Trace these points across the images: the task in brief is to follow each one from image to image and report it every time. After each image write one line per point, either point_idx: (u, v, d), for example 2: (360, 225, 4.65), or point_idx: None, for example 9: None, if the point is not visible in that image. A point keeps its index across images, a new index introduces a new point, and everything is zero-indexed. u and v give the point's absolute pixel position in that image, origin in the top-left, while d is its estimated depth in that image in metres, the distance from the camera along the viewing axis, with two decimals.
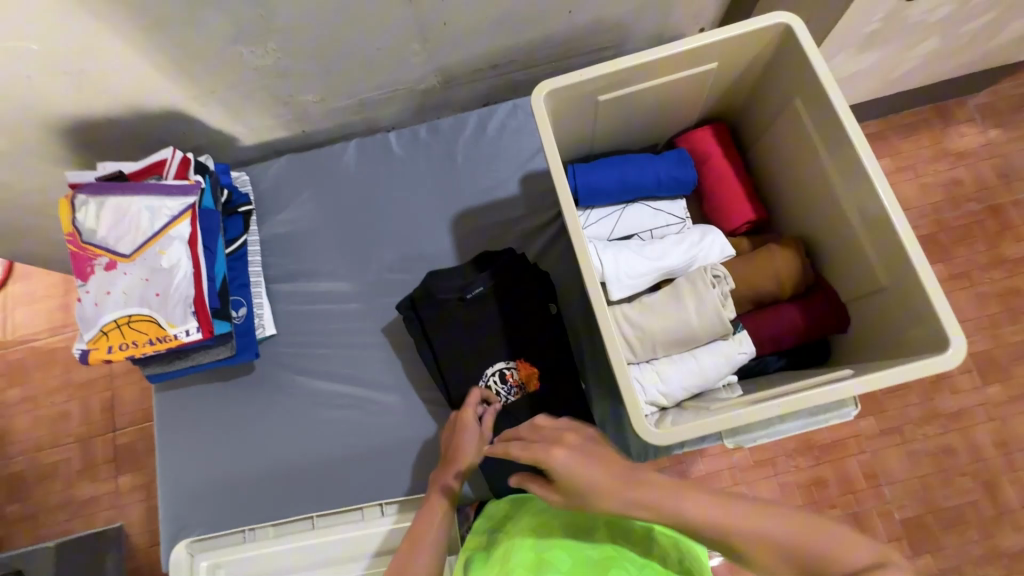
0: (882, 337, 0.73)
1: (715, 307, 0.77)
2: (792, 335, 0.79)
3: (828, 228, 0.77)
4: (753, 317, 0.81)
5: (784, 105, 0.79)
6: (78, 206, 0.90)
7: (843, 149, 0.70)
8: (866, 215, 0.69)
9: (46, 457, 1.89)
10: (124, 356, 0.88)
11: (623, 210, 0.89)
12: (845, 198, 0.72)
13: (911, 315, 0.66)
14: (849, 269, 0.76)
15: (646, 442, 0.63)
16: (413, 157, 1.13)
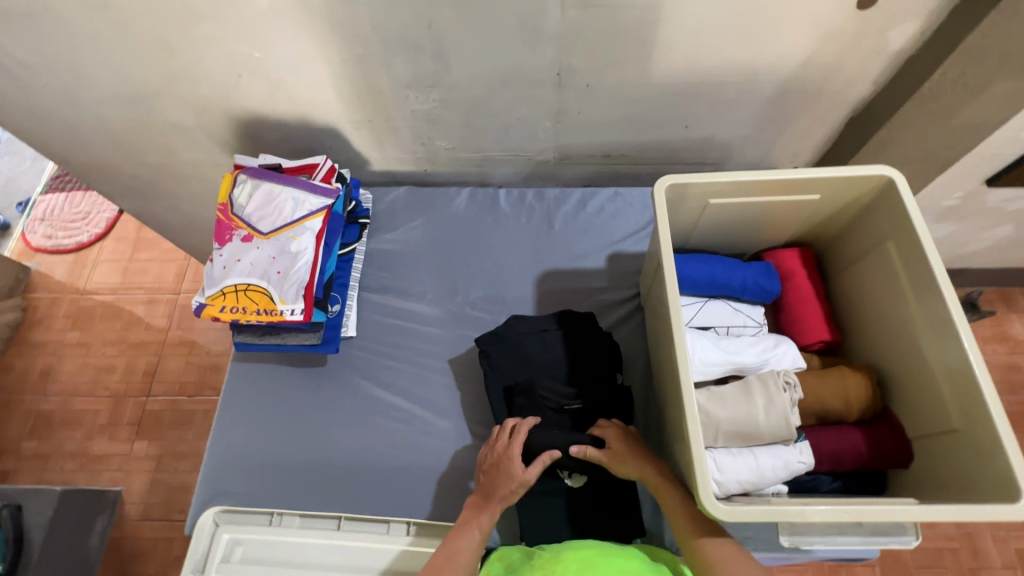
0: (946, 479, 0.74)
1: (782, 410, 0.81)
2: (853, 458, 0.82)
3: (904, 365, 0.82)
4: (815, 431, 0.84)
5: (875, 245, 0.87)
6: (237, 184, 1.04)
7: (928, 294, 0.77)
8: (946, 357, 0.74)
9: (78, 403, 1.95)
10: (230, 318, 0.97)
11: (704, 303, 0.97)
12: (926, 338, 0.77)
13: (983, 462, 0.68)
14: (921, 407, 0.79)
15: (707, 513, 0.67)
16: (516, 214, 1.26)
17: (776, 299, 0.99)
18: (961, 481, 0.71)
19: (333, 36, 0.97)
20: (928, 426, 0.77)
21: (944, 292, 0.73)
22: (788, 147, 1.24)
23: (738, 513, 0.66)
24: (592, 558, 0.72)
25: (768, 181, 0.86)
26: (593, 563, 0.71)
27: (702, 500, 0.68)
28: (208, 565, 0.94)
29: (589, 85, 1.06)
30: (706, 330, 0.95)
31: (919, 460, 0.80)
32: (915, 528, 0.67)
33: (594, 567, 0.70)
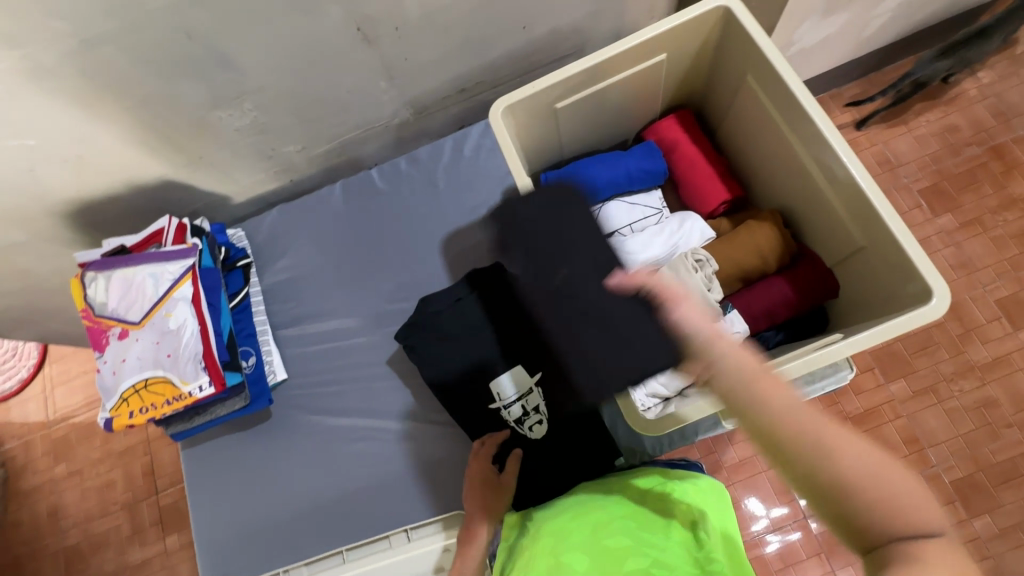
0: (870, 296, 0.72)
1: (699, 291, 0.76)
2: (785, 308, 0.79)
3: (803, 197, 0.77)
4: (741, 297, 0.81)
5: (739, 84, 0.80)
6: (88, 283, 0.95)
7: (799, 118, 0.71)
8: (834, 178, 0.69)
9: (95, 527, 1.88)
10: (145, 418, 0.92)
11: (599, 210, 0.89)
12: (810, 164, 0.72)
13: (895, 271, 0.66)
14: (830, 234, 0.76)
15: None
16: (397, 189, 1.17)
17: (670, 175, 0.93)
18: (883, 294, 0.69)
19: (97, 91, 0.84)
20: (841, 250, 0.74)
21: (810, 111, 0.68)
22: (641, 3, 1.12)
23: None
24: (567, 526, 0.71)
25: (604, 62, 0.77)
26: (568, 531, 0.70)
27: None
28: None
29: (399, 28, 0.93)
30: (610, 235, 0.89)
31: (846, 285, 0.77)
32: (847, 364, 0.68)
33: (568, 538, 0.68)
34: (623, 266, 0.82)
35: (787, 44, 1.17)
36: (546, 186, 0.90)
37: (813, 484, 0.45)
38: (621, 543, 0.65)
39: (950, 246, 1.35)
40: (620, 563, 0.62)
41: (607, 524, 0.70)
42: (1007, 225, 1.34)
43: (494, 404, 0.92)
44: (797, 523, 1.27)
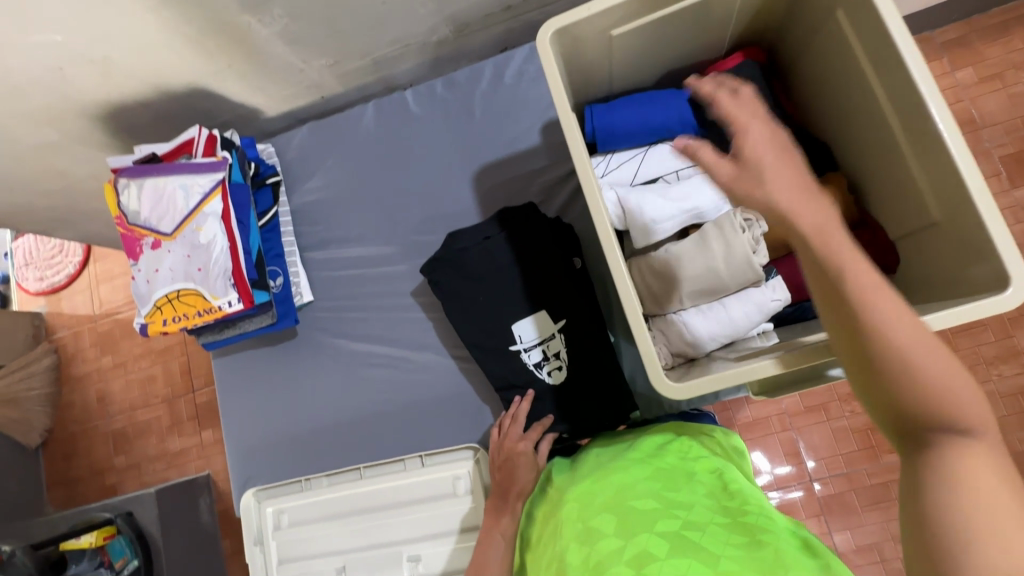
0: (931, 276, 0.66)
1: (743, 253, 0.72)
2: None
3: (878, 158, 0.69)
4: (788, 261, 0.76)
5: (825, 18, 0.70)
6: (122, 190, 0.95)
7: (890, 66, 0.61)
8: (917, 141, 0.61)
9: (140, 414, 2.04)
10: (178, 327, 0.95)
11: (646, 152, 0.85)
12: (892, 122, 0.64)
13: (967, 252, 0.59)
14: (898, 203, 0.68)
15: (662, 396, 0.62)
16: (431, 115, 1.11)
17: None
18: (948, 276, 0.63)
19: None
20: (908, 225, 0.67)
21: (905, 58, 0.59)
22: None
23: (696, 389, 0.61)
24: (590, 491, 0.71)
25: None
26: (591, 497, 0.70)
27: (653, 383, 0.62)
28: (265, 536, 1.04)
29: None
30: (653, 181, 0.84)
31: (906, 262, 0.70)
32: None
33: (593, 503, 0.69)
34: (665, 214, 0.78)
35: None
36: (590, 121, 0.84)
37: (884, 368, 0.45)
38: (651, 505, 0.65)
39: None
40: (652, 523, 0.63)
41: (632, 483, 0.69)
42: None
43: (514, 346, 0.92)
44: (803, 485, 1.29)
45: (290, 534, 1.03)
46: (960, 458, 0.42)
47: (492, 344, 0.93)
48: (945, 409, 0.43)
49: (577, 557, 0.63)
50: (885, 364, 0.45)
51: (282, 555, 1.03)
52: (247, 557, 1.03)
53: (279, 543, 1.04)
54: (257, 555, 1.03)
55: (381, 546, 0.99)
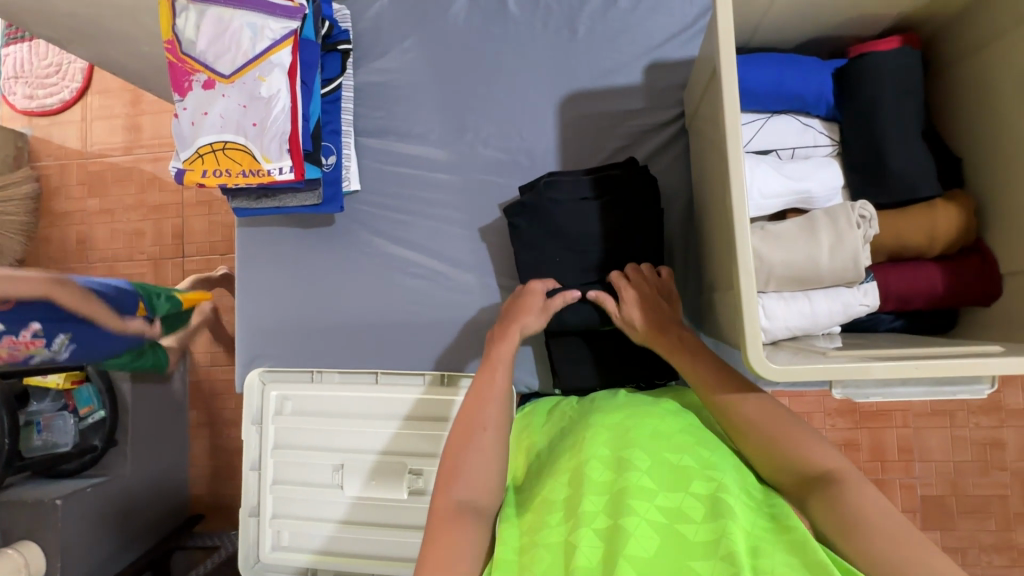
0: None
1: (852, 250, 0.69)
2: (923, 298, 0.72)
3: (1020, 186, 0.65)
4: (885, 269, 0.73)
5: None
6: (178, 12, 0.83)
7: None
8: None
9: (121, 270, 1.85)
10: (216, 183, 0.86)
11: (766, 121, 0.79)
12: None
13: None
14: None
15: (754, 372, 0.60)
16: (530, 21, 1.00)
17: None
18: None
19: None
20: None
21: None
22: None
23: (790, 374, 0.59)
24: (624, 422, 0.68)
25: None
26: (626, 429, 0.66)
27: (748, 359, 0.61)
28: (265, 418, 1.00)
29: None
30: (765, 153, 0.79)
31: (1006, 298, 0.69)
32: (992, 378, 0.60)
33: (626, 431, 0.66)
34: (775, 190, 0.74)
35: None
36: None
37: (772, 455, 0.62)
38: (685, 461, 0.61)
39: None
40: (684, 480, 0.59)
41: (670, 433, 0.64)
42: None
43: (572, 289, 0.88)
44: None
45: (291, 422, 1.00)
46: (846, 506, 0.55)
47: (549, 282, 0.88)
48: (807, 462, 0.59)
49: (601, 479, 0.60)
50: (760, 431, 0.63)
51: (279, 440, 1.01)
52: (243, 435, 1.00)
53: (278, 428, 1.01)
54: (253, 434, 1.01)
55: (383, 452, 0.97)
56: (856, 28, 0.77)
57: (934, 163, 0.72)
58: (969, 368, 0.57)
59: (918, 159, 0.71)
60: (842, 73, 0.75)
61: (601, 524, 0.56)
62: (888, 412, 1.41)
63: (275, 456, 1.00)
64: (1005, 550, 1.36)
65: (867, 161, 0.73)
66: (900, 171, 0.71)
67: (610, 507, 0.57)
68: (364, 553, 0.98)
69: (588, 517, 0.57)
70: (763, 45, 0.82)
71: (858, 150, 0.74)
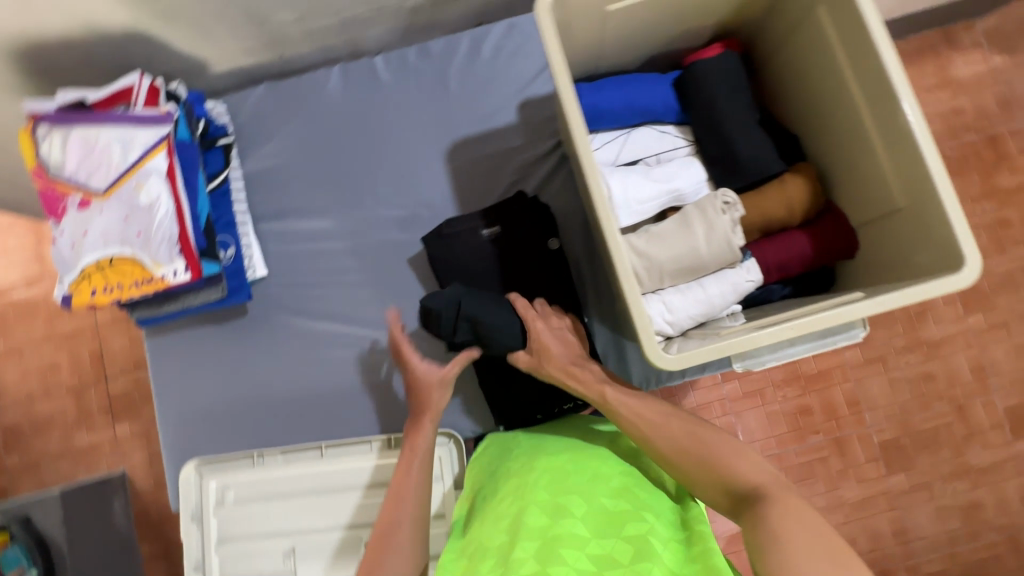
0: (887, 263, 0.73)
1: (724, 234, 0.75)
2: (800, 264, 0.78)
3: (849, 150, 0.74)
4: (763, 244, 0.79)
5: (802, 15, 0.74)
6: (40, 139, 0.82)
7: (868, 66, 0.67)
8: (892, 135, 0.67)
9: (38, 410, 1.69)
10: (109, 299, 0.84)
11: (629, 134, 0.86)
12: (868, 118, 0.69)
13: (928, 236, 0.66)
14: (865, 192, 0.74)
15: (657, 368, 0.64)
16: (402, 85, 1.05)
17: None
18: (907, 259, 0.70)
19: None
20: (872, 212, 0.74)
21: (885, 57, 0.64)
22: None
23: (685, 362, 0.64)
24: (565, 468, 0.71)
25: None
26: (567, 475, 0.69)
27: (649, 357, 0.65)
28: (205, 513, 0.95)
29: None
30: (634, 163, 0.85)
31: (865, 248, 0.77)
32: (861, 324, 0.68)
33: (565, 479, 0.69)
34: (648, 195, 0.80)
35: None
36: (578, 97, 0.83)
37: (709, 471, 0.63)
38: (621, 506, 0.64)
39: None
40: (618, 525, 0.62)
41: (606, 478, 0.69)
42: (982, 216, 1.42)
43: None
44: None
45: (236, 511, 0.95)
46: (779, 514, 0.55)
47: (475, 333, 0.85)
48: (736, 481, 0.61)
49: (535, 526, 0.62)
50: (682, 450, 0.66)
51: (223, 533, 0.95)
52: (182, 533, 0.93)
53: (220, 520, 0.95)
54: (195, 531, 0.94)
55: (337, 527, 0.93)
56: (684, 42, 0.86)
57: (775, 146, 0.80)
58: (837, 319, 0.63)
59: (759, 145, 0.79)
60: (681, 86, 0.83)
61: (530, 567, 0.57)
62: (828, 371, 1.47)
63: (220, 553, 0.94)
64: (964, 474, 1.43)
65: (719, 154, 0.81)
66: (747, 157, 0.79)
67: (541, 553, 0.59)
68: None
69: (521, 561, 0.58)
70: (613, 67, 0.89)
71: (709, 146, 0.82)
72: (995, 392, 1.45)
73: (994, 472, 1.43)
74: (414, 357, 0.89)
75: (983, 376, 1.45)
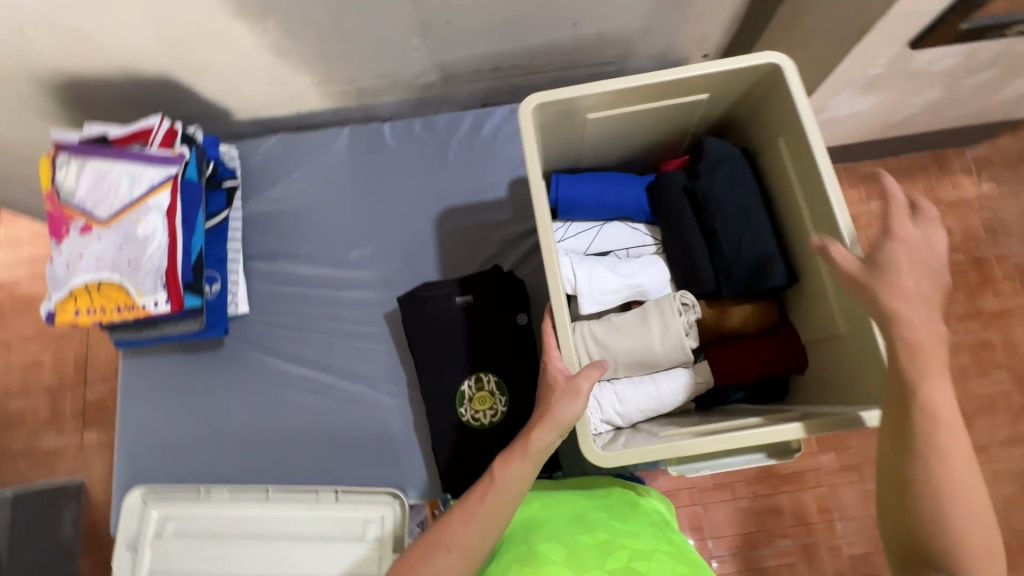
0: (826, 384, 0.77)
1: (678, 337, 0.77)
2: (753, 371, 0.80)
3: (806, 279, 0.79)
4: (717, 350, 0.82)
5: (769, 142, 0.82)
6: (58, 166, 0.89)
7: (816, 197, 0.73)
8: (836, 270, 0.72)
9: (11, 406, 1.68)
10: (89, 320, 0.88)
11: (602, 227, 0.91)
12: (818, 252, 0.75)
13: (862, 368, 0.69)
14: (815, 316, 0.78)
15: (590, 461, 0.67)
16: (405, 151, 1.13)
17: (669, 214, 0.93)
18: (846, 382, 0.73)
19: None
20: (817, 332, 0.78)
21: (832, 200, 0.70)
22: (694, 32, 1.07)
23: (614, 459, 0.67)
24: (537, 520, 0.72)
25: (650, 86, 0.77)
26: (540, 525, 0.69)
27: (586, 451, 0.68)
28: (141, 543, 0.94)
29: (450, 21, 0.92)
30: (605, 254, 0.90)
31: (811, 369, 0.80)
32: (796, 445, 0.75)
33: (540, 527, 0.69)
34: (612, 286, 0.82)
35: (818, 110, 1.17)
36: (556, 188, 0.88)
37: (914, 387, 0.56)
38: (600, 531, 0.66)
39: None
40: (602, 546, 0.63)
41: (580, 514, 0.71)
42: (964, 335, 1.40)
43: (459, 394, 0.95)
44: None
45: (171, 545, 0.94)
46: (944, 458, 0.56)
47: (441, 391, 0.95)
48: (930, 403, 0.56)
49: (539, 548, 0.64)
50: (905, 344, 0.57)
51: (155, 566, 0.93)
52: (114, 560, 0.93)
53: (155, 552, 0.94)
54: (126, 561, 0.94)
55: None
56: (660, 148, 0.93)
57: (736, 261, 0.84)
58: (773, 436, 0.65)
59: (717, 259, 0.81)
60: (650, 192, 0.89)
61: None
62: (802, 472, 1.36)
63: None
64: None
65: (679, 259, 0.85)
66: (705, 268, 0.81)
67: None
68: None
69: None
70: (593, 164, 0.95)
71: (673, 251, 0.85)
72: None
73: None
74: (554, 353, 0.72)
75: None
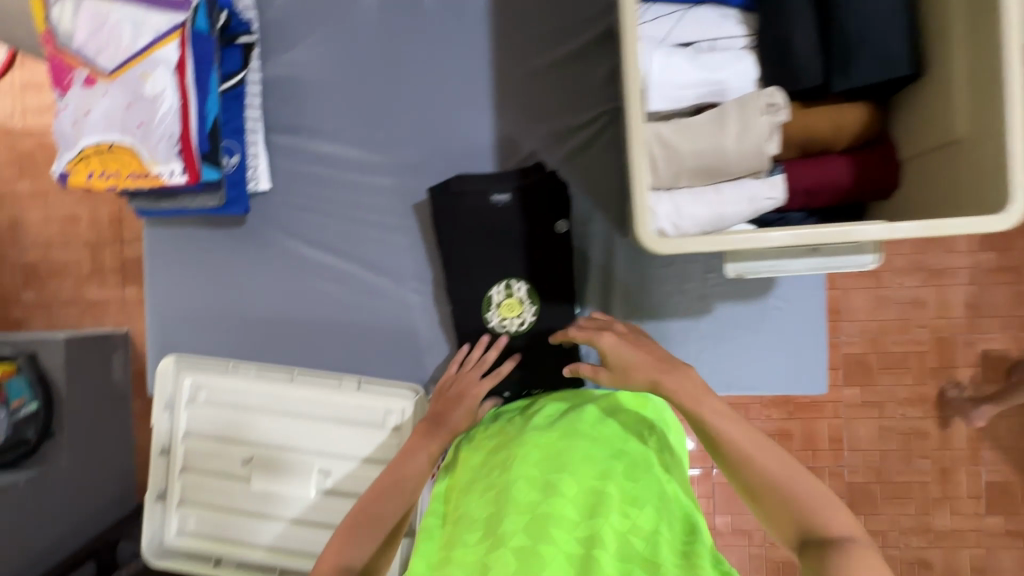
0: (928, 196, 0.68)
1: (756, 139, 0.68)
2: (834, 191, 0.72)
3: (931, 80, 0.66)
4: (798, 164, 0.72)
5: None
6: (53, 2, 0.78)
7: None
8: (980, 51, 0.59)
9: (55, 256, 1.72)
10: (105, 185, 0.83)
11: (686, 13, 0.75)
12: (959, 42, 0.61)
13: (984, 170, 0.60)
14: (925, 118, 0.67)
15: (647, 250, 0.65)
16: (444, 15, 0.96)
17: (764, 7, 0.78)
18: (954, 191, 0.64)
19: None
20: (929, 142, 0.67)
21: None
22: None
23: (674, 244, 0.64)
24: (558, 443, 0.67)
25: None
26: (559, 451, 0.66)
27: (641, 240, 0.65)
28: (177, 405, 0.99)
29: None
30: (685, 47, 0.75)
31: (907, 184, 0.72)
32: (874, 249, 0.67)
33: (561, 454, 0.66)
34: (687, 82, 0.71)
35: None
36: None
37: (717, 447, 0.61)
38: (610, 490, 0.62)
39: (976, 283, 1.25)
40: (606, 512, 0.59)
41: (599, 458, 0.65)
42: None
43: (487, 301, 0.90)
44: (702, 467, 1.35)
45: (205, 409, 0.99)
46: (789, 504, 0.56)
47: (466, 295, 0.91)
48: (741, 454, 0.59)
49: (476, 536, 0.59)
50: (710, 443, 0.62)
51: (192, 426, 0.99)
52: (154, 418, 0.99)
53: (191, 414, 0.99)
54: (164, 419, 0.99)
55: (296, 449, 0.97)
56: None
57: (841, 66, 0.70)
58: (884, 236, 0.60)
59: (832, 45, 0.67)
60: None
61: (518, 545, 0.56)
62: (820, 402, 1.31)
63: (186, 443, 0.99)
64: (923, 533, 1.29)
65: (774, 46, 0.70)
66: (809, 63, 0.68)
67: (528, 531, 0.58)
68: (271, 545, 0.97)
69: (505, 538, 0.57)
70: None
71: (768, 39, 0.70)
72: (985, 465, 1.28)
73: (953, 539, 1.29)
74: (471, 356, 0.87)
75: (977, 447, 1.28)
